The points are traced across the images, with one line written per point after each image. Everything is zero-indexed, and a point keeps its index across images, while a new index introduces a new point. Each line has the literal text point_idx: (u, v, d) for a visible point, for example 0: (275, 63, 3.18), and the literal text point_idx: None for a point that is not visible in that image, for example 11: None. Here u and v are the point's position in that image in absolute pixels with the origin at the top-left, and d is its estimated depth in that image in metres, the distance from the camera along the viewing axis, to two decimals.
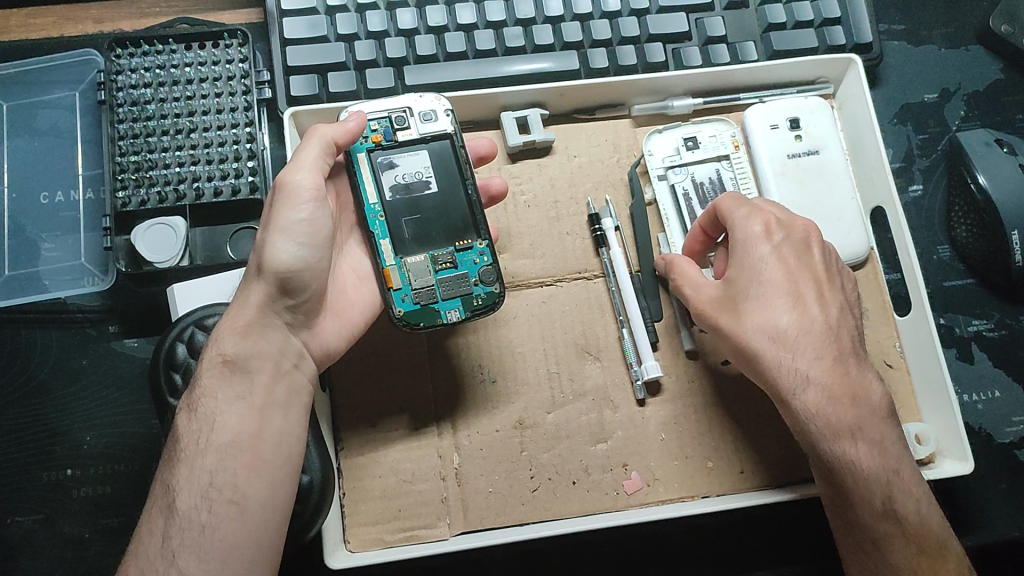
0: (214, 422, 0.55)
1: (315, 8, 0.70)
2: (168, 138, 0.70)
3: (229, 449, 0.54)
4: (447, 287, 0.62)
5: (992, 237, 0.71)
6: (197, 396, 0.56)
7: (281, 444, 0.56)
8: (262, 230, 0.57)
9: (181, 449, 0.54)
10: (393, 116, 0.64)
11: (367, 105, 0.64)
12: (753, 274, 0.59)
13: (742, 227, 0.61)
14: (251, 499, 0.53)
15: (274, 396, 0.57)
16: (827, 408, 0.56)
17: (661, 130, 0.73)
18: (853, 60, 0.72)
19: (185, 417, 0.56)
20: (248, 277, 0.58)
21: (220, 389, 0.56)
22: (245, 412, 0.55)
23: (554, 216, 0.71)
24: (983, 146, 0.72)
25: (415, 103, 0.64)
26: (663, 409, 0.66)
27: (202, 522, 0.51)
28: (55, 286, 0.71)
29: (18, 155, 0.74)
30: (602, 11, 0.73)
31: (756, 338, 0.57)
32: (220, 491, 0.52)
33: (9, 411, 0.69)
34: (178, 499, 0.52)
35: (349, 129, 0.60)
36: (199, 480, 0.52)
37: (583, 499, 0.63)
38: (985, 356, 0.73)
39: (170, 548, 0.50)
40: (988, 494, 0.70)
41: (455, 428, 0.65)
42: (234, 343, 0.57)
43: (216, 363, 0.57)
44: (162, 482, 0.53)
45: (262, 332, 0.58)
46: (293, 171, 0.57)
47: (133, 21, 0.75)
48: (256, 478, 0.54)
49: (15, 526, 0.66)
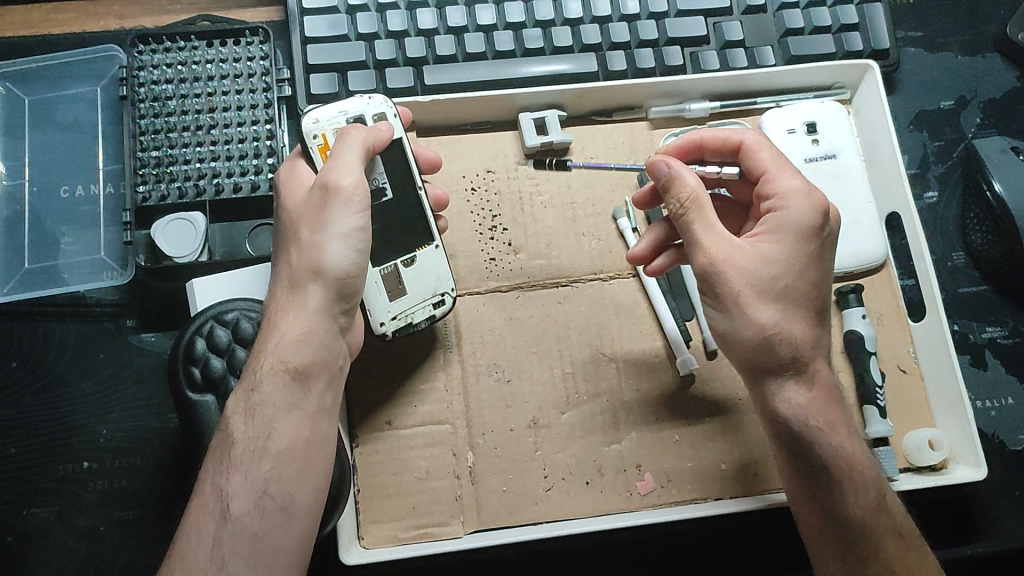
0: (270, 429, 0.55)
1: (336, 7, 0.71)
2: (189, 134, 0.70)
3: (284, 455, 0.54)
4: (410, 298, 0.63)
5: (1007, 244, 0.71)
6: (254, 402, 0.55)
7: (325, 450, 0.56)
8: (313, 232, 0.57)
9: (235, 455, 0.54)
10: (350, 120, 0.63)
11: (320, 111, 0.62)
12: (797, 260, 0.58)
13: (790, 198, 0.59)
14: (299, 505, 0.54)
15: (324, 404, 0.57)
16: (817, 413, 0.58)
17: (677, 135, 0.74)
18: (870, 66, 0.72)
19: (241, 421, 0.55)
20: (302, 280, 0.57)
21: (279, 397, 0.55)
22: (300, 419, 0.55)
23: (570, 216, 0.72)
24: (1000, 154, 0.73)
25: (367, 108, 0.63)
26: (679, 407, 0.66)
27: (253, 529, 0.51)
28: (74, 280, 0.72)
29: (38, 149, 0.74)
30: (622, 13, 0.73)
31: (780, 326, 0.57)
32: (273, 499, 0.53)
33: (27, 404, 0.69)
34: (231, 505, 0.52)
35: (382, 136, 0.61)
36: (253, 487, 0.53)
37: (597, 499, 0.63)
38: (997, 362, 0.73)
39: (220, 555, 0.50)
40: (1001, 500, 0.70)
41: (470, 425, 0.65)
42: (293, 349, 0.56)
43: (278, 371, 0.56)
44: (211, 484, 0.53)
45: (322, 339, 0.57)
46: (342, 172, 0.57)
47: (155, 18, 0.76)
48: (305, 482, 0.54)
49: (30, 518, 0.67)
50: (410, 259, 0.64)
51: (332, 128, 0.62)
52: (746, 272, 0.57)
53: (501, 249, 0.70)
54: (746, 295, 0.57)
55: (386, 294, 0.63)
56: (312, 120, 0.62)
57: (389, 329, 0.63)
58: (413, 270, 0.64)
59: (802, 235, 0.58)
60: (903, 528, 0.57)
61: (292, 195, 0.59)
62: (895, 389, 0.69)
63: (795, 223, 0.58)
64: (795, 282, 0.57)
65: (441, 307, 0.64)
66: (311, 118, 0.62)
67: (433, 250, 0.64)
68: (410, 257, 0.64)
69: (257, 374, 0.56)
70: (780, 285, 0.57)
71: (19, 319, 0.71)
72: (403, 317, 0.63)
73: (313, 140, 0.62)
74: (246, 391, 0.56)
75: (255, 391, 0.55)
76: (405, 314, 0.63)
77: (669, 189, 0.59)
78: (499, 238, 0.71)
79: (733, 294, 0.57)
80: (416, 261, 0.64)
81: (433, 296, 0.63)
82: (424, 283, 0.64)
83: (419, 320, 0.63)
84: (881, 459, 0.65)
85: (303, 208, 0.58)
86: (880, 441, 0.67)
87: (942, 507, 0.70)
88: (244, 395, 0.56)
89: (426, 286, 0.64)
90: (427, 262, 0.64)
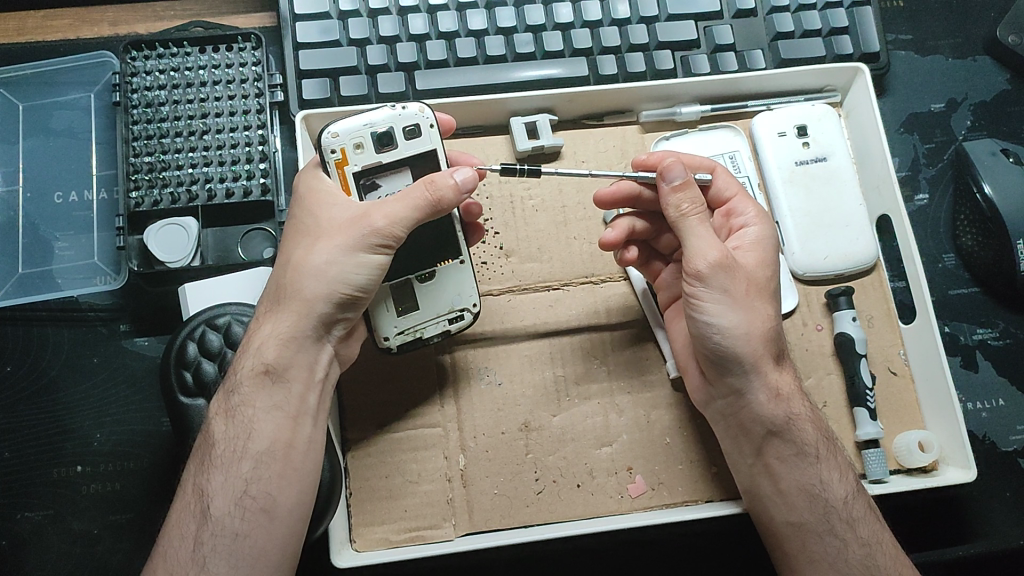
0: (251, 429, 0.56)
1: (328, 13, 0.71)
2: (181, 139, 0.71)
3: (264, 456, 0.55)
4: (426, 315, 0.63)
5: (997, 246, 0.71)
6: (234, 403, 0.57)
7: (309, 451, 0.57)
8: (330, 241, 0.58)
9: (215, 455, 0.55)
10: (378, 132, 0.61)
11: (343, 123, 0.60)
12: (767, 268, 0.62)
13: (752, 223, 0.64)
14: (282, 506, 0.54)
15: (307, 405, 0.58)
16: (774, 416, 0.60)
17: (669, 138, 0.75)
18: (860, 69, 0.73)
19: (221, 423, 0.56)
20: (289, 288, 0.57)
21: (259, 397, 0.56)
22: (281, 421, 0.56)
23: (562, 221, 0.72)
24: (990, 156, 0.73)
25: (397, 119, 0.61)
26: (669, 410, 0.66)
27: (234, 529, 0.53)
28: (68, 285, 0.72)
29: (32, 155, 0.75)
30: (612, 18, 0.74)
31: (759, 325, 0.59)
32: (253, 499, 0.54)
33: (20, 409, 0.69)
34: (212, 505, 0.53)
35: (456, 188, 0.58)
36: (233, 488, 0.54)
37: (587, 502, 0.64)
38: (989, 365, 0.73)
39: (201, 554, 0.52)
40: (993, 501, 0.70)
41: (461, 428, 0.65)
42: (274, 351, 0.57)
43: (256, 372, 0.57)
44: (193, 485, 0.54)
45: (302, 342, 0.58)
46: (386, 215, 0.57)
47: (149, 24, 0.77)
48: (288, 484, 0.55)
49: (24, 522, 0.67)
50: (428, 274, 0.64)
51: (351, 141, 0.61)
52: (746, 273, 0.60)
53: (492, 252, 0.71)
54: (742, 297, 0.59)
55: (395, 308, 0.63)
56: (332, 133, 0.60)
57: (394, 343, 0.63)
58: (428, 284, 0.64)
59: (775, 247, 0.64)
60: (840, 527, 0.58)
61: (324, 207, 0.59)
62: (886, 390, 0.70)
63: (767, 236, 0.64)
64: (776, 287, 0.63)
65: (458, 322, 0.64)
66: (331, 131, 0.60)
67: (456, 267, 0.64)
68: (428, 272, 0.64)
69: (236, 376, 0.57)
70: (756, 290, 0.60)
71: (14, 324, 0.71)
72: (411, 331, 0.63)
73: (331, 154, 0.60)
74: (227, 393, 0.57)
75: (235, 392, 0.57)
76: (414, 329, 0.63)
77: (683, 191, 0.61)
78: (490, 242, 0.71)
79: (736, 296, 0.59)
80: (435, 276, 0.64)
81: (450, 312, 0.63)
82: (439, 299, 0.64)
83: (429, 335, 0.64)
84: (873, 461, 0.65)
85: (338, 226, 0.58)
86: (871, 442, 0.67)
87: (932, 509, 0.70)
88: (224, 397, 0.57)
89: (443, 302, 0.64)
90: (447, 278, 0.64)
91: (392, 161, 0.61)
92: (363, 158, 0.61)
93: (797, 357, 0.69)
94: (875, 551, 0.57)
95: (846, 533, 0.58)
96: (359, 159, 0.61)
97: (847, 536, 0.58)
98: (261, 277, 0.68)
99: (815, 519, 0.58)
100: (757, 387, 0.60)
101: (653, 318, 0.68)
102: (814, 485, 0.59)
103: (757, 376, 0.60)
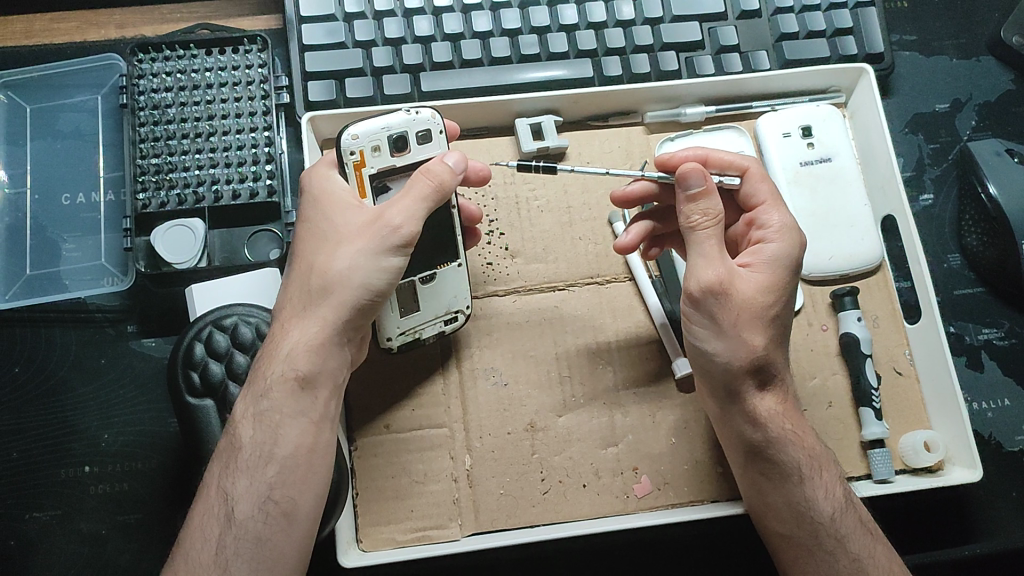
0: (277, 435, 0.56)
1: (333, 15, 0.71)
2: (188, 141, 0.71)
3: (289, 461, 0.55)
4: (425, 317, 0.64)
5: (1003, 246, 0.71)
6: (263, 408, 0.56)
7: (326, 454, 0.57)
8: (341, 244, 0.58)
9: (241, 459, 0.55)
10: (393, 135, 0.61)
11: (361, 125, 0.60)
12: (770, 294, 0.59)
13: (769, 239, 0.62)
14: (301, 510, 0.55)
15: (328, 411, 0.58)
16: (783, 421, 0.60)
17: (674, 138, 0.74)
18: (865, 69, 0.73)
19: (249, 425, 0.56)
20: (320, 295, 0.58)
21: (287, 404, 0.56)
22: (305, 426, 0.56)
23: (567, 221, 0.72)
24: (995, 157, 0.73)
25: (412, 123, 0.61)
26: (675, 410, 0.67)
27: (257, 533, 0.53)
28: (76, 286, 0.73)
29: (42, 157, 0.75)
30: (616, 20, 0.74)
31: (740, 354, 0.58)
32: (276, 503, 0.54)
33: (28, 410, 0.70)
34: (235, 509, 0.53)
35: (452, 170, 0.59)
36: (257, 491, 0.54)
37: (593, 502, 0.64)
38: (993, 364, 0.73)
39: (224, 558, 0.52)
40: (999, 501, 0.70)
41: (467, 429, 0.66)
42: (306, 359, 0.57)
43: (288, 380, 0.56)
44: (217, 487, 0.55)
45: (330, 349, 0.58)
46: (401, 212, 0.57)
47: (156, 26, 0.77)
48: (309, 487, 0.55)
49: (33, 522, 0.67)
50: (430, 276, 0.64)
51: (370, 144, 0.60)
52: (746, 298, 0.58)
53: (497, 253, 0.71)
54: (732, 325, 0.58)
55: (398, 311, 0.63)
56: (351, 135, 0.60)
57: (395, 344, 0.64)
58: (429, 287, 0.64)
59: (789, 268, 0.61)
60: (853, 529, 0.58)
61: (333, 209, 0.59)
62: (892, 390, 0.70)
63: (781, 256, 0.61)
64: (784, 312, 0.60)
65: (453, 323, 0.65)
66: (350, 133, 0.60)
67: (454, 269, 0.65)
68: (428, 275, 0.64)
69: (267, 381, 0.57)
70: (749, 318, 0.58)
71: (22, 325, 0.71)
72: (411, 332, 0.64)
73: (350, 156, 0.60)
74: (255, 393, 0.57)
75: (263, 397, 0.56)
76: (414, 329, 0.64)
77: (700, 201, 0.59)
78: (495, 242, 0.71)
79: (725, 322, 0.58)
80: (435, 278, 0.64)
81: (446, 313, 0.65)
82: (438, 301, 0.64)
83: (427, 334, 0.65)
84: (878, 461, 0.65)
85: (348, 228, 0.58)
86: (877, 442, 0.67)
87: (938, 509, 0.70)
88: (252, 401, 0.57)
89: (439, 303, 0.64)
90: (445, 280, 0.64)
91: (407, 165, 0.61)
92: (379, 162, 0.61)
93: (802, 357, 0.70)
94: (883, 554, 0.58)
95: (858, 534, 0.58)
96: (376, 162, 0.61)
97: (858, 536, 0.58)
98: (266, 278, 0.69)
99: (826, 521, 0.58)
100: (767, 393, 0.60)
101: (654, 314, 0.69)
102: (827, 487, 0.59)
103: (767, 378, 0.60)
